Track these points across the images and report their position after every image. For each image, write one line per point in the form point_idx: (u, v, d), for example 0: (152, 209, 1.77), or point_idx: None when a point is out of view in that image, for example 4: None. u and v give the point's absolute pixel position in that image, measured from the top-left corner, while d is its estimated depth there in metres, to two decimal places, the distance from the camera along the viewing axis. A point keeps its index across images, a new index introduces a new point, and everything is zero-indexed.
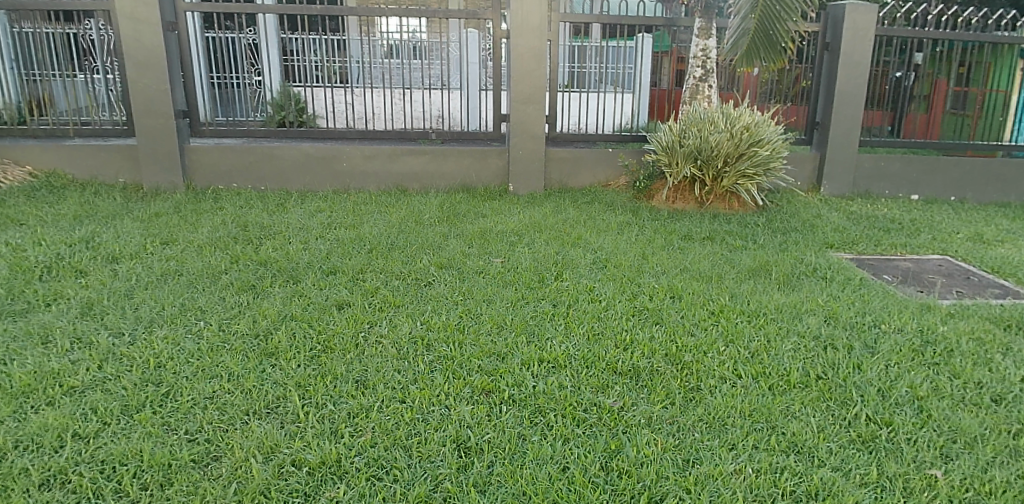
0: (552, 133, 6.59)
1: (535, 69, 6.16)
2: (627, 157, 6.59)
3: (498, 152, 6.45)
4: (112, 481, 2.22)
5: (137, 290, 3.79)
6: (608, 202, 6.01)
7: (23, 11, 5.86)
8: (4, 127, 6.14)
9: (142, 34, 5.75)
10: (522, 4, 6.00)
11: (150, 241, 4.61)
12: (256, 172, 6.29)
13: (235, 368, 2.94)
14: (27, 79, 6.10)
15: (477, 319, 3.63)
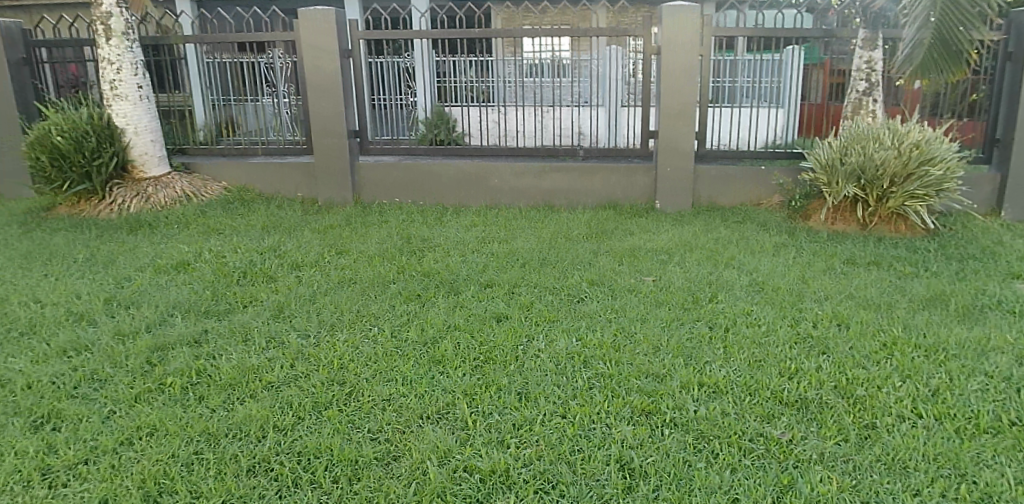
0: (702, 149, 6.42)
1: (685, 86, 6.03)
2: (781, 176, 6.25)
3: (645, 169, 6.36)
4: (308, 472, 2.39)
5: (318, 296, 4.11)
6: (762, 222, 5.77)
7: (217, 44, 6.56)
8: (201, 148, 6.87)
9: (322, 60, 6.23)
10: (675, 19, 5.89)
11: (326, 250, 4.98)
12: (416, 187, 6.62)
13: (408, 373, 3.11)
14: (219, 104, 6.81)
15: (633, 338, 3.60)
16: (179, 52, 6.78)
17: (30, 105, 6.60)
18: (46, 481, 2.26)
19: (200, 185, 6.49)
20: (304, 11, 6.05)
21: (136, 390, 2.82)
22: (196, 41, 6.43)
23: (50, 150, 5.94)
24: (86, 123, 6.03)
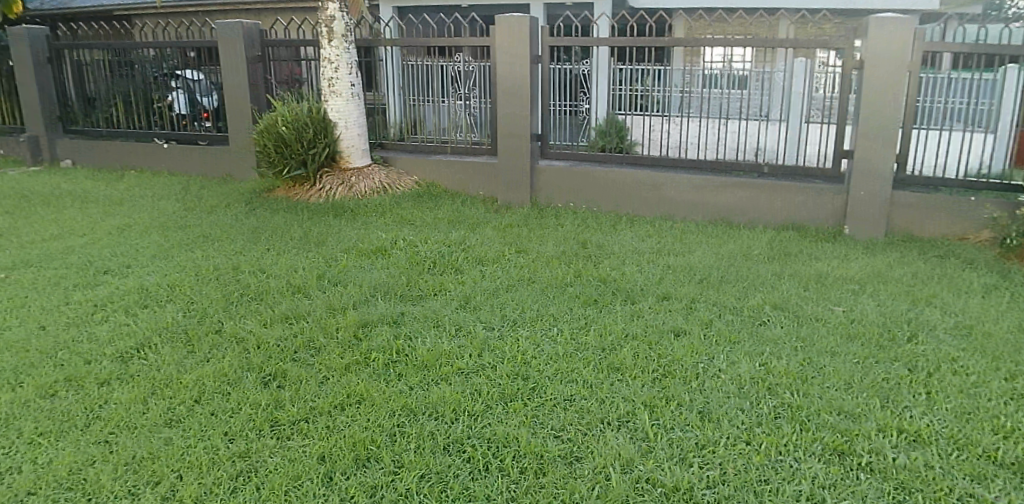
0: (902, 174, 5.67)
1: (889, 106, 5.38)
2: (996, 208, 5.34)
3: (835, 192, 5.71)
4: (497, 459, 2.50)
5: (500, 291, 4.25)
6: (969, 259, 5.01)
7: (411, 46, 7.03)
8: (392, 143, 7.34)
9: (514, 65, 6.36)
10: (883, 30, 5.28)
11: (507, 249, 5.12)
12: (591, 194, 6.48)
13: (590, 375, 3.13)
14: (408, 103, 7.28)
15: (821, 371, 3.36)
16: (380, 55, 7.31)
17: (261, 97, 7.37)
18: (274, 432, 2.55)
19: (395, 177, 6.93)
20: (501, 17, 6.24)
21: (346, 360, 3.09)
22: (397, 45, 6.92)
23: (276, 137, 6.66)
24: (306, 116, 6.68)
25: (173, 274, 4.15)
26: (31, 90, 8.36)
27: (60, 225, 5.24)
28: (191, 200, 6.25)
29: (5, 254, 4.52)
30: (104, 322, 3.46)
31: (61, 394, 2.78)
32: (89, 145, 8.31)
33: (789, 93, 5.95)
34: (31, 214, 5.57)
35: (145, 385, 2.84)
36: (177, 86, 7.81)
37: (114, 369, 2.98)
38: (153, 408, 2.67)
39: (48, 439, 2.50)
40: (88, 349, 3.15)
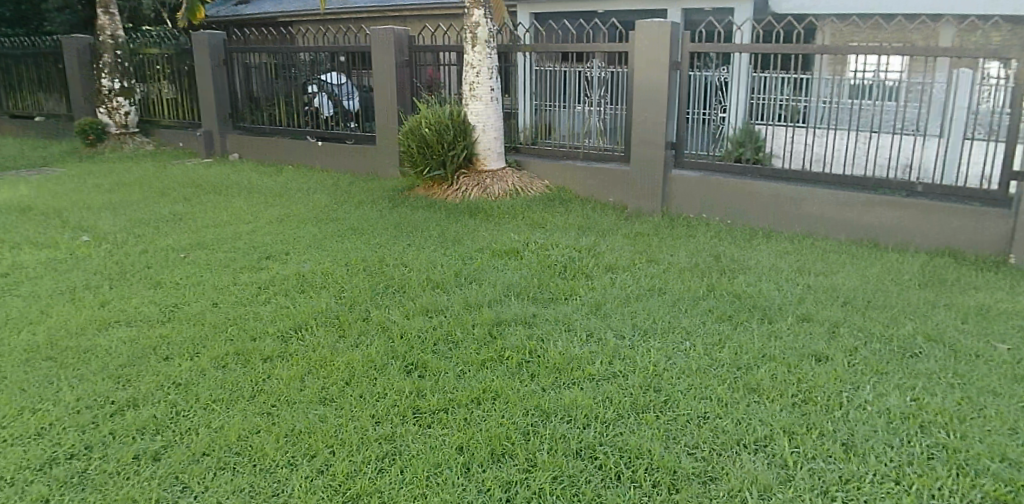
0: None
1: None
2: None
3: (999, 215, 5.16)
4: (630, 469, 2.50)
5: (631, 300, 4.12)
6: None
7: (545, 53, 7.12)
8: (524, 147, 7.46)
9: (652, 72, 6.23)
10: None
11: (638, 257, 5.00)
12: (726, 206, 6.20)
13: (724, 394, 3.04)
14: (539, 109, 7.35)
15: (982, 413, 3.04)
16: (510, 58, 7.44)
17: (406, 100, 7.71)
18: (415, 419, 2.68)
19: (529, 181, 7.05)
20: (641, 24, 6.12)
21: (482, 356, 3.20)
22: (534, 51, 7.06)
23: (419, 139, 6.93)
24: (448, 119, 6.91)
25: (325, 263, 4.44)
26: (207, 88, 9.21)
27: (228, 212, 5.75)
28: (340, 195, 6.65)
29: (185, 236, 5.03)
30: (266, 304, 3.77)
31: (232, 366, 3.07)
32: (252, 140, 9.04)
33: (946, 100, 5.39)
34: (205, 201, 6.15)
35: (302, 364, 3.07)
36: (331, 88, 8.31)
37: (275, 346, 3.24)
38: (308, 387, 2.89)
39: (220, 405, 2.76)
40: (253, 327, 3.45)
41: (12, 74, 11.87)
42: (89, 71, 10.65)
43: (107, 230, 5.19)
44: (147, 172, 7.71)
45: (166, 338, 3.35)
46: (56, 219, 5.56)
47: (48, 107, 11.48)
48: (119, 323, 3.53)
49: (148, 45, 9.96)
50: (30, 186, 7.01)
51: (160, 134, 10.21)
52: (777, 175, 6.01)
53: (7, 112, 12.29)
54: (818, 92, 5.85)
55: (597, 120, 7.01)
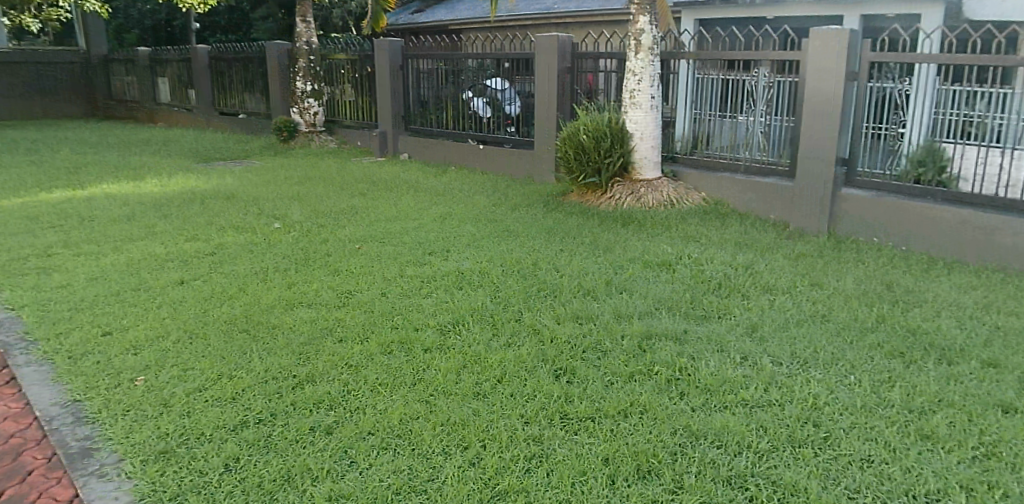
0: None
1: None
2: None
3: None
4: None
5: (791, 325, 3.92)
6: None
7: (708, 61, 6.90)
8: (683, 156, 7.32)
9: (825, 82, 5.88)
10: None
11: (799, 279, 4.74)
12: (902, 230, 5.68)
13: (893, 438, 2.81)
14: (700, 118, 7.17)
15: None
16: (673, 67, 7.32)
17: (565, 107, 7.76)
18: (563, 424, 2.74)
19: (685, 192, 6.91)
20: (816, 31, 5.82)
21: (631, 368, 3.21)
22: (697, 58, 6.86)
23: (577, 145, 7.00)
24: (607, 126, 6.92)
25: (483, 262, 4.62)
26: (385, 92, 9.86)
27: (398, 209, 6.14)
28: (499, 197, 6.87)
29: (359, 229, 5.44)
30: (428, 297, 3.99)
31: (396, 353, 3.30)
32: (422, 141, 9.55)
33: None
34: (377, 197, 6.61)
35: (459, 358, 3.24)
36: (494, 94, 8.55)
37: (435, 338, 3.43)
38: (464, 380, 3.04)
39: (385, 389, 2.98)
40: (416, 318, 3.68)
41: (224, 76, 13.37)
42: (284, 73, 11.73)
43: (295, 219, 5.72)
44: (328, 167, 8.39)
45: (340, 321, 3.65)
46: (252, 206, 6.20)
47: (250, 106, 12.80)
48: (301, 304, 3.90)
49: (336, 51, 10.83)
50: (231, 175, 7.87)
51: (342, 133, 11.06)
52: (966, 200, 5.45)
53: (217, 110, 13.86)
54: (1016, 107, 5.25)
55: (761, 131, 6.69)
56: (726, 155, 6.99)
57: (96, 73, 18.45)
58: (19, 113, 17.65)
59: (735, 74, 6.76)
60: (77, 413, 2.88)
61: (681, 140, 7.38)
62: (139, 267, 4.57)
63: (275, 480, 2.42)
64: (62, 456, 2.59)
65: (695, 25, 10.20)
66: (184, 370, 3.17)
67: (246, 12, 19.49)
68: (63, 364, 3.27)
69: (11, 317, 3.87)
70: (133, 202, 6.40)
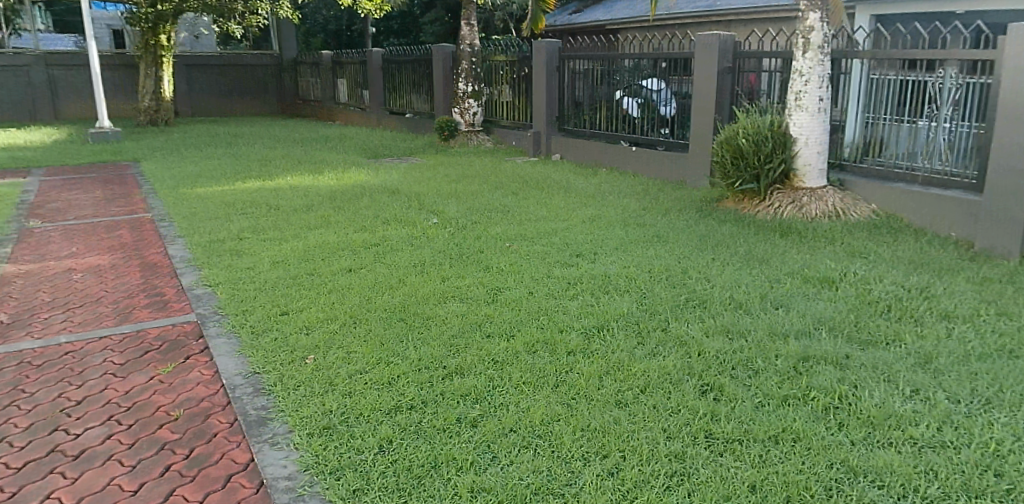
0: None
1: None
2: None
3: None
4: None
5: (972, 359, 3.53)
6: None
7: (885, 60, 6.43)
8: (852, 164, 6.86)
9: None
10: None
11: (984, 307, 4.26)
12: None
13: None
14: (871, 122, 6.66)
15: None
16: (845, 67, 6.86)
17: (724, 108, 7.50)
18: (707, 444, 2.67)
19: (852, 202, 6.45)
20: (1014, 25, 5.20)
21: (783, 391, 3.06)
22: (873, 57, 6.46)
23: (735, 149, 6.72)
24: (767, 129, 6.59)
25: (631, 267, 4.58)
26: (540, 92, 10.00)
27: (549, 209, 6.22)
28: (650, 201, 6.77)
29: (511, 227, 5.58)
30: (574, 299, 4.02)
31: (540, 353, 3.36)
32: (575, 142, 9.60)
33: None
34: (529, 197, 6.73)
35: (601, 363, 3.24)
36: (648, 95, 8.42)
37: (579, 342, 3.45)
38: (606, 387, 3.03)
39: (528, 388, 3.04)
40: (561, 320, 3.71)
41: (394, 77, 14.17)
42: (447, 73, 12.23)
43: (451, 215, 5.97)
44: (484, 166, 8.66)
45: (489, 317, 3.77)
46: (413, 201, 6.54)
47: (416, 106, 13.47)
48: (454, 298, 4.06)
49: (496, 52, 11.14)
50: (396, 171, 8.34)
51: (499, 133, 11.35)
52: None
53: (387, 109, 14.72)
54: None
55: (943, 138, 6.10)
56: (902, 163, 6.47)
57: (287, 75, 20.41)
58: (222, 112, 19.99)
59: (916, 74, 6.20)
60: (257, 385, 3.19)
61: (850, 146, 6.89)
62: (313, 254, 4.97)
63: (423, 466, 2.54)
64: (242, 423, 2.89)
65: (871, 21, 9.52)
66: (346, 352, 3.41)
67: (415, 16, 20.56)
68: (247, 339, 3.63)
69: (208, 293, 4.36)
70: (310, 194, 6.97)
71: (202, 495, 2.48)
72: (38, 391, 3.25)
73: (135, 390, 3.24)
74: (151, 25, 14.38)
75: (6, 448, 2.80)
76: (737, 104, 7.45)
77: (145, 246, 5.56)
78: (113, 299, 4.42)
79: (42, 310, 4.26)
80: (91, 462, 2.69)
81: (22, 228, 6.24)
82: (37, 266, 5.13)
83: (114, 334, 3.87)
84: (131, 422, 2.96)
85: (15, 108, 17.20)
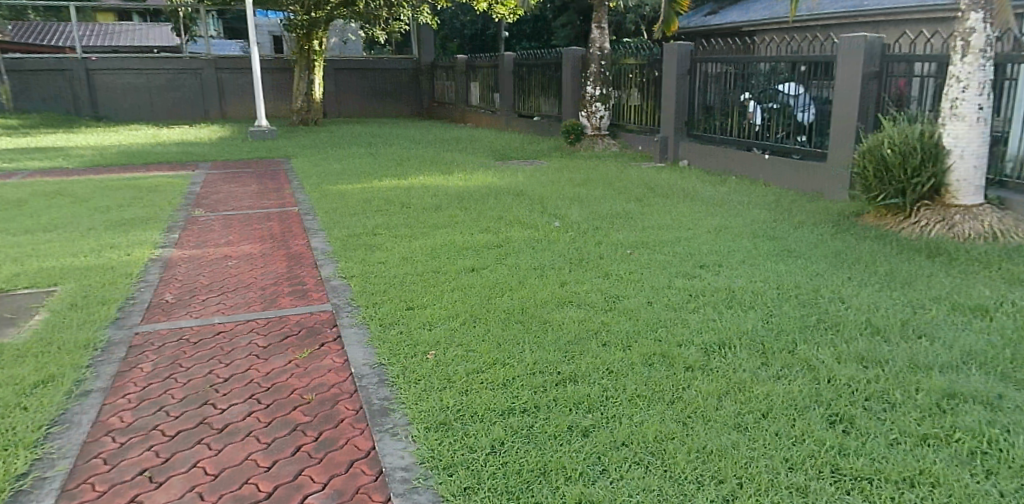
0: None
1: None
2: None
3: None
4: None
5: None
6: None
7: None
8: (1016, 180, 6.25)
9: None
10: None
11: None
12: None
13: None
14: None
15: None
16: (1011, 72, 6.19)
17: (869, 116, 7.04)
18: (833, 480, 2.53)
19: (1014, 223, 5.86)
20: None
21: (924, 429, 2.82)
22: None
23: (878, 160, 6.24)
24: (917, 139, 6.08)
25: (758, 282, 4.39)
26: (670, 96, 9.79)
27: (673, 217, 6.10)
28: (781, 212, 6.46)
29: (633, 234, 5.51)
30: (695, 312, 3.92)
31: (657, 366, 3.30)
32: (704, 148, 9.32)
33: None
34: (654, 203, 6.63)
35: (721, 382, 3.14)
36: (785, 101, 8.05)
37: (699, 358, 3.36)
38: (725, 407, 2.94)
39: (643, 402, 3.00)
40: (681, 333, 3.63)
41: (524, 80, 14.36)
42: (576, 77, 12.26)
43: (573, 219, 5.98)
44: (609, 171, 8.61)
45: (606, 325, 3.75)
46: (537, 204, 6.62)
47: (544, 109, 13.57)
48: (572, 303, 4.07)
49: (626, 55, 11.02)
50: (521, 173, 8.47)
51: (626, 138, 11.22)
52: None
53: (516, 112, 14.94)
54: None
55: None
56: None
57: (424, 78, 21.22)
58: (363, 114, 21.11)
59: None
60: (382, 376, 3.35)
61: (1014, 159, 6.29)
62: (439, 252, 5.14)
63: (532, 471, 2.57)
64: (366, 411, 3.04)
65: None
66: (465, 350, 3.51)
67: (547, 20, 20.75)
68: (375, 330, 3.82)
69: (343, 285, 4.62)
70: (439, 193, 7.21)
71: (327, 477, 2.63)
72: (193, 366, 3.56)
73: (274, 372, 3.48)
74: (304, 32, 15.40)
75: (163, 417, 3.09)
76: (883, 112, 6.96)
77: (290, 237, 5.97)
78: (262, 285, 4.78)
79: (200, 292, 4.68)
80: (232, 436, 2.92)
81: (187, 217, 6.88)
82: (198, 251, 5.64)
83: (259, 318, 4.19)
84: (269, 402, 3.19)
85: (192, 109, 20.23)
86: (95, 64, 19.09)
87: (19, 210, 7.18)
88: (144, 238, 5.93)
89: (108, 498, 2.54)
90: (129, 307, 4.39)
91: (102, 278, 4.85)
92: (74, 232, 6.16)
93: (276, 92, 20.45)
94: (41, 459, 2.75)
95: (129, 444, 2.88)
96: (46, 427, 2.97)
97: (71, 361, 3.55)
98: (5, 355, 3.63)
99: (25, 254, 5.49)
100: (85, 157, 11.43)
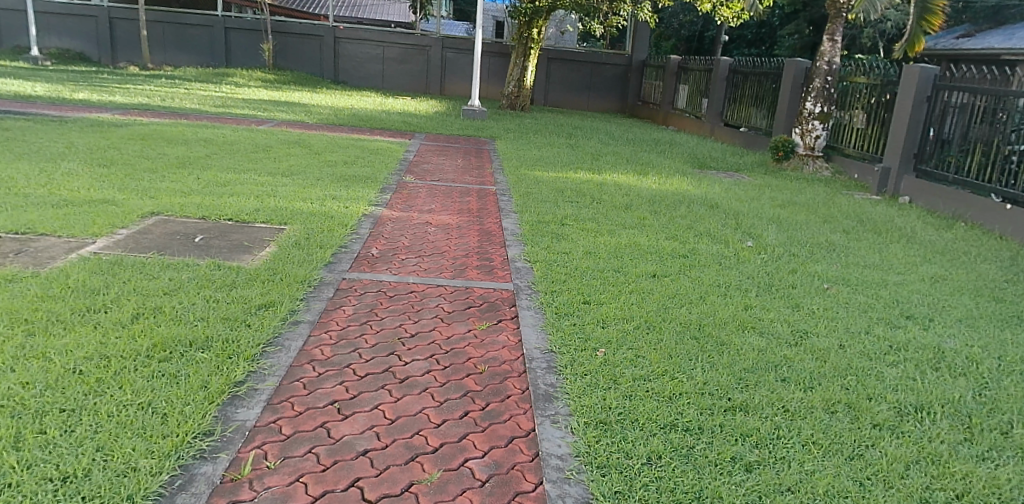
0: None
1: None
2: None
3: None
4: None
5: None
6: None
7: None
8: None
9: None
10: None
11: None
12: None
13: None
14: None
15: None
16: None
17: None
18: None
19: None
20: None
21: None
22: None
23: None
24: None
25: (975, 345, 3.93)
26: (901, 125, 8.95)
27: (883, 257, 5.64)
28: (1016, 267, 5.72)
29: (833, 268, 5.19)
30: (894, 366, 3.62)
31: (839, 415, 3.12)
32: (932, 187, 8.38)
33: None
34: (863, 239, 6.16)
35: (912, 449, 2.89)
36: None
37: (890, 417, 3.12)
38: (912, 477, 2.71)
39: (817, 450, 2.86)
40: (872, 386, 3.38)
41: (738, 88, 13.84)
42: (796, 90, 11.58)
43: (769, 241, 5.73)
44: (818, 196, 8.10)
45: (789, 361, 3.58)
46: (732, 219, 6.40)
47: (755, 120, 13.00)
48: (754, 329, 3.93)
49: (859, 74, 10.24)
50: (721, 186, 8.23)
51: (845, 163, 10.42)
52: None
53: (723, 121, 14.46)
54: None
55: None
56: None
57: (633, 76, 21.11)
58: (567, 105, 21.58)
59: None
60: (551, 362, 3.47)
61: None
62: (624, 252, 5.16)
63: (686, 493, 2.55)
64: (533, 391, 3.20)
65: None
66: (635, 356, 3.52)
67: (774, 27, 19.94)
68: (551, 317, 3.96)
69: (527, 268, 4.81)
70: (633, 193, 7.21)
71: (488, 447, 2.79)
72: (386, 317, 3.91)
73: (455, 338, 3.73)
74: (527, 20, 15.91)
75: (356, 357, 3.42)
76: None
77: (486, 215, 6.29)
78: (454, 256, 5.09)
79: (401, 252, 5.09)
80: (412, 388, 3.18)
81: (399, 181, 7.46)
82: (404, 214, 6.12)
83: (448, 285, 4.48)
84: (447, 365, 3.43)
85: (414, 80, 21.70)
86: (342, 32, 21.23)
87: (265, 154, 8.19)
88: (361, 194, 6.52)
89: (304, 418, 2.88)
90: (341, 254, 4.88)
91: (323, 225, 5.42)
92: (305, 180, 6.92)
93: (492, 74, 21.39)
94: (256, 372, 3.17)
95: (326, 375, 3.23)
96: (263, 345, 3.41)
97: (290, 292, 4.04)
98: (240, 277, 4.20)
99: (265, 193, 6.27)
100: (321, 115, 12.73)
